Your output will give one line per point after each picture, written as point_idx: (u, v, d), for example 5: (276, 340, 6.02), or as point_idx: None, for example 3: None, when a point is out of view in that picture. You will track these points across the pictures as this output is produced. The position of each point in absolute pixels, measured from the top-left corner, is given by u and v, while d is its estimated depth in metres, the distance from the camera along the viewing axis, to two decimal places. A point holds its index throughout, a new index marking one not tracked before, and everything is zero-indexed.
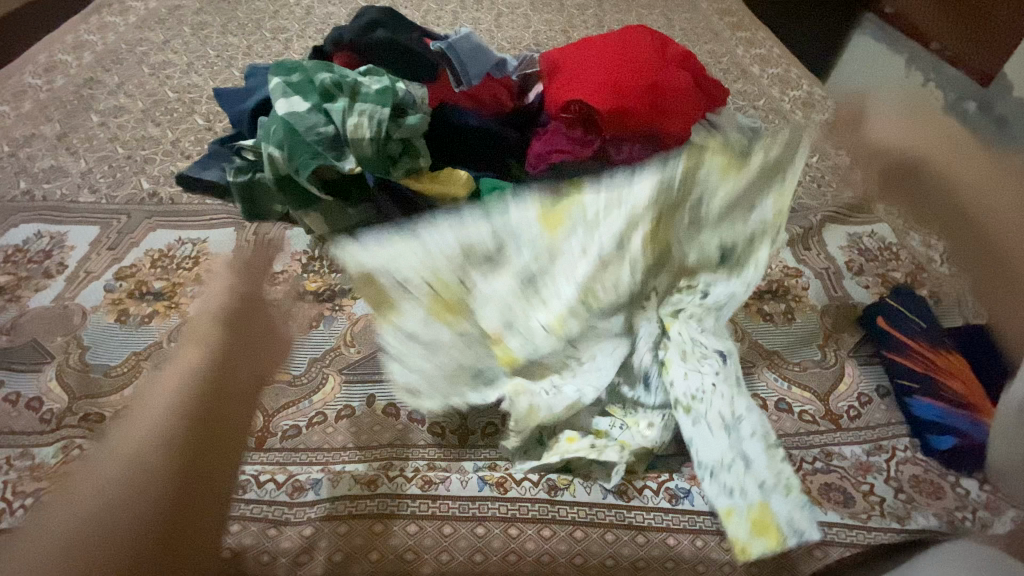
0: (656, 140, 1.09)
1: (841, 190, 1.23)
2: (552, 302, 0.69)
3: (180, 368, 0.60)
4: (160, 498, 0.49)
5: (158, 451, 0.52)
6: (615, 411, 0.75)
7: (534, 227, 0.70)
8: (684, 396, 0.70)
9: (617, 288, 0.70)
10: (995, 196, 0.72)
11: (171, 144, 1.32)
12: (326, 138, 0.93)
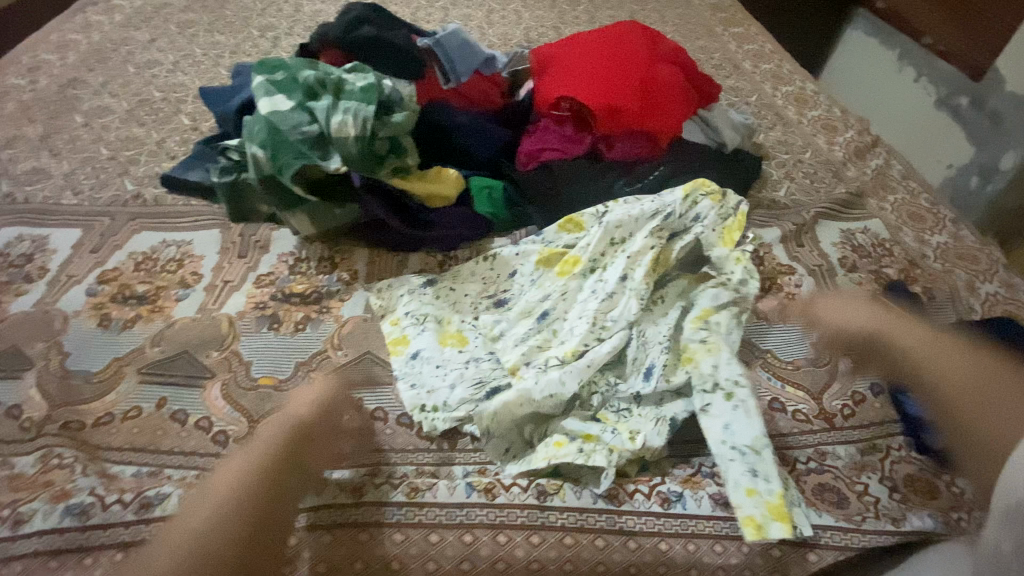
0: (648, 137, 1.08)
1: (834, 186, 1.23)
2: (569, 348, 0.79)
3: (272, 433, 0.69)
4: (228, 546, 0.57)
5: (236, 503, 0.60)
6: (608, 414, 0.76)
7: (570, 325, 0.82)
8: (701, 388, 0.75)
9: (630, 345, 0.80)
10: (945, 362, 0.73)
11: (156, 144, 1.30)
12: (310, 137, 0.92)
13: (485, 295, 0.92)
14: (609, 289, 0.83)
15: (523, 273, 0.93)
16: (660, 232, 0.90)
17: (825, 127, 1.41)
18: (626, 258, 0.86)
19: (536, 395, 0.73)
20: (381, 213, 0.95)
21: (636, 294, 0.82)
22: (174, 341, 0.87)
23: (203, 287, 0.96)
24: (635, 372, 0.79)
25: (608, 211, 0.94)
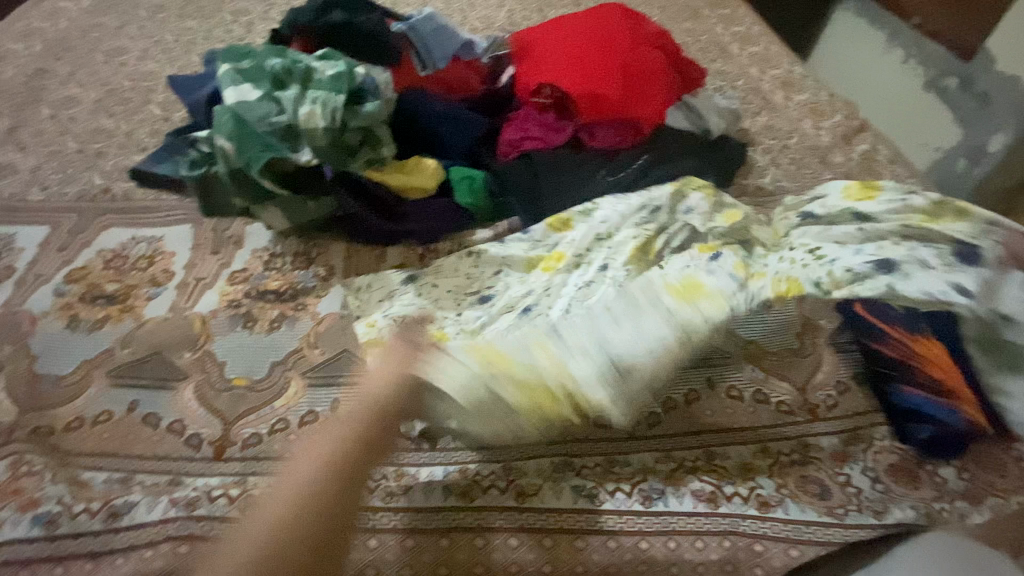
0: (630, 126, 1.05)
1: (821, 172, 1.22)
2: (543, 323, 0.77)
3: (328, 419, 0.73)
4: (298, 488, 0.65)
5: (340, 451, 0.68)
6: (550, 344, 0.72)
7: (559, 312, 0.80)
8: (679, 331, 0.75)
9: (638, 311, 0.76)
10: None
11: (126, 136, 1.26)
12: (279, 128, 0.89)
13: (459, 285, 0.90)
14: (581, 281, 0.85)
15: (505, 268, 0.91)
16: (645, 224, 0.91)
17: (813, 111, 1.39)
18: (609, 250, 0.88)
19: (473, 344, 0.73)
20: (356, 206, 0.93)
21: (616, 279, 0.82)
22: (144, 342, 0.85)
23: (175, 285, 0.93)
24: (606, 316, 0.76)
25: (597, 212, 0.94)
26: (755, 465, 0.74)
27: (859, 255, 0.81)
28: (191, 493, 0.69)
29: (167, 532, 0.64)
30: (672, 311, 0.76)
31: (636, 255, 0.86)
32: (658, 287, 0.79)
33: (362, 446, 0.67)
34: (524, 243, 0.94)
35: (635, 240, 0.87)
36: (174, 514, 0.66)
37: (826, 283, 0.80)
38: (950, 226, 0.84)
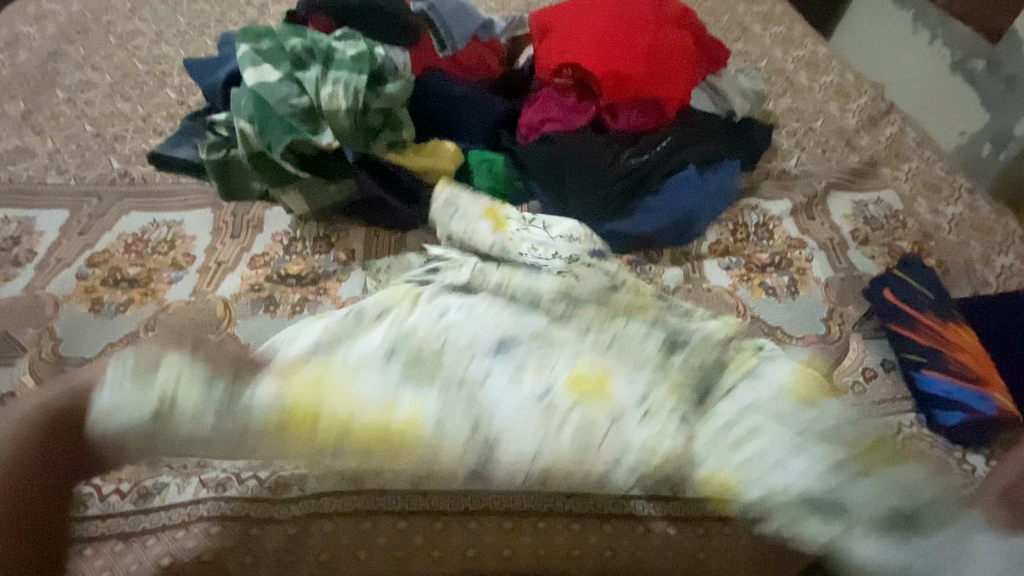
0: (654, 106, 1.03)
1: (847, 155, 1.19)
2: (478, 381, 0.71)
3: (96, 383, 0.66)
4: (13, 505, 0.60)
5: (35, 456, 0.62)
6: (455, 428, 0.67)
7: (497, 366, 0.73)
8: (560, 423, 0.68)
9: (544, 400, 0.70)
10: None
11: (142, 120, 1.25)
12: (301, 110, 0.88)
13: (470, 261, 0.86)
14: (508, 349, 0.74)
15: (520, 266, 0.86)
16: (605, 342, 0.76)
17: (838, 93, 1.35)
18: (566, 341, 0.76)
19: (404, 372, 0.70)
20: (377, 189, 0.93)
21: (545, 361, 0.73)
22: (168, 325, 0.85)
23: (196, 269, 0.93)
24: (516, 388, 0.71)
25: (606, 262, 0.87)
26: None
27: (800, 462, 0.67)
28: (219, 474, 0.71)
29: (200, 512, 0.67)
30: (558, 408, 0.69)
31: (570, 378, 0.72)
32: (593, 359, 0.74)
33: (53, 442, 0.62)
34: (526, 284, 0.82)
35: (579, 364, 0.73)
36: (204, 495, 0.69)
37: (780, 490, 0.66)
38: (921, 490, 0.65)
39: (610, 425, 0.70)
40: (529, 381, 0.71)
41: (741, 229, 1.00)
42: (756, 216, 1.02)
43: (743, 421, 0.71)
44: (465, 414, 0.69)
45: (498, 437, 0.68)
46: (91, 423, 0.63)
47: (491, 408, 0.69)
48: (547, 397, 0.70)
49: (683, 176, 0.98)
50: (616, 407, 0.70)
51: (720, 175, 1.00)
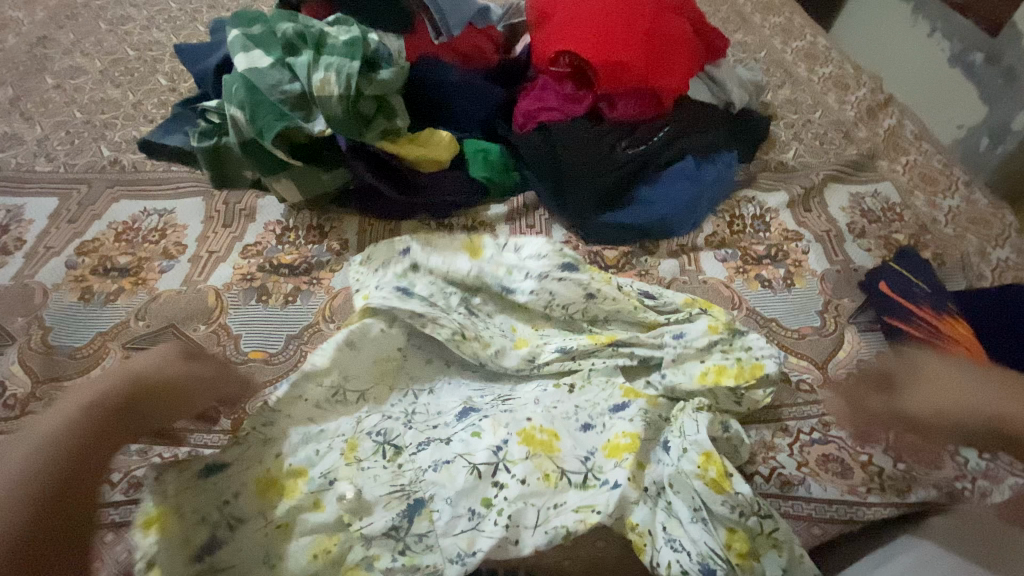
0: (651, 96, 1.02)
1: (845, 147, 1.19)
2: (417, 452, 0.65)
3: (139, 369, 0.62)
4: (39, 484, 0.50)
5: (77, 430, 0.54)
6: (383, 551, 0.59)
7: (458, 428, 0.68)
8: (498, 509, 0.60)
9: (500, 468, 0.63)
10: None
11: (133, 107, 1.23)
12: (293, 97, 0.86)
13: (452, 299, 0.79)
14: (464, 420, 0.69)
15: (493, 292, 0.81)
16: (569, 386, 0.74)
17: (837, 85, 1.34)
18: (528, 402, 0.71)
19: (338, 457, 0.64)
20: (371, 179, 0.91)
21: (500, 421, 0.67)
22: (159, 314, 0.84)
23: (187, 258, 0.92)
24: (456, 471, 0.63)
25: (568, 276, 0.80)
26: (776, 444, 0.73)
27: (691, 537, 0.61)
28: None
29: None
30: (505, 487, 0.62)
31: (520, 436, 0.66)
32: (549, 415, 0.69)
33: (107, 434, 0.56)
34: (494, 328, 0.79)
35: (529, 423, 0.67)
36: None
37: (723, 531, 0.62)
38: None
39: (556, 509, 0.61)
40: (474, 454, 0.64)
41: (738, 222, 0.99)
42: (752, 208, 1.02)
43: (678, 488, 0.64)
44: (396, 511, 0.61)
45: (428, 533, 0.59)
46: (146, 393, 0.60)
47: (423, 494, 0.62)
48: (486, 470, 0.63)
49: (680, 166, 0.98)
50: (562, 480, 0.63)
51: (717, 166, 1.00)
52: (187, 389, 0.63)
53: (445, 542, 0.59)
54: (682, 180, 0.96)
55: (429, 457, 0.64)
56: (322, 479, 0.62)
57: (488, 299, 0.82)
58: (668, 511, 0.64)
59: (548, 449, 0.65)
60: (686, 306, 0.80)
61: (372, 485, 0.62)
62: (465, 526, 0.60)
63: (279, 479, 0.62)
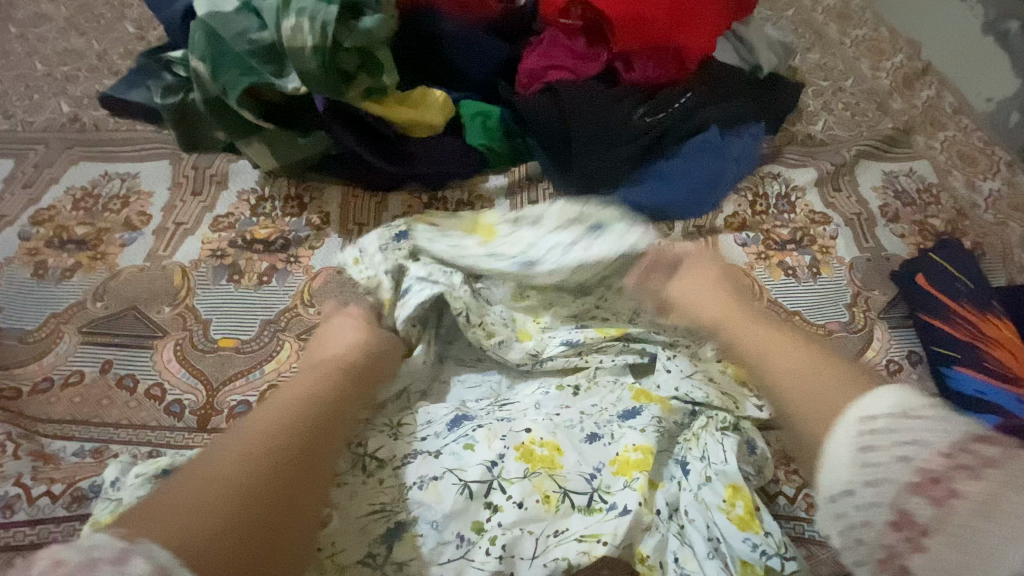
0: (674, 57, 0.90)
1: (879, 120, 1.08)
2: (400, 469, 0.57)
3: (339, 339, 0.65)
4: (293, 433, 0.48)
5: (321, 392, 0.55)
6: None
7: (446, 436, 0.60)
8: (491, 536, 0.53)
9: (494, 487, 0.56)
10: (778, 347, 0.56)
11: (97, 58, 1.11)
12: (260, 48, 0.76)
13: (455, 277, 0.69)
14: (455, 430, 0.61)
15: (499, 275, 0.72)
16: (573, 388, 0.68)
17: (871, 50, 1.22)
18: (528, 408, 0.64)
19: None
20: (356, 145, 0.81)
21: (496, 432, 0.59)
22: (120, 295, 0.76)
23: (152, 231, 0.83)
24: (445, 489, 0.55)
25: (596, 248, 0.71)
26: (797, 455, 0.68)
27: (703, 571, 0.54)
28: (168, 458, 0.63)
29: None
30: (503, 511, 0.55)
31: (518, 451, 0.58)
32: (549, 425, 0.61)
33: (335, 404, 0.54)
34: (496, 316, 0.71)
35: (528, 436, 0.59)
36: None
37: (740, 564, 0.56)
38: None
39: (557, 538, 0.54)
40: (467, 470, 0.56)
41: (762, 201, 0.90)
42: (778, 186, 0.92)
43: (693, 514, 0.58)
44: (375, 537, 0.54)
45: (409, 562, 0.52)
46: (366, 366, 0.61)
47: (407, 520, 0.54)
48: (479, 488, 0.55)
49: (703, 138, 0.87)
50: (565, 505, 0.56)
51: (742, 139, 0.89)
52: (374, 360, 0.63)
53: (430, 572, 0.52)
54: (706, 155, 0.86)
55: (415, 471, 0.57)
56: None
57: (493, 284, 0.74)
58: (680, 538, 0.57)
59: (547, 464, 0.58)
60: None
61: (349, 505, 0.55)
62: (452, 554, 0.53)
63: None
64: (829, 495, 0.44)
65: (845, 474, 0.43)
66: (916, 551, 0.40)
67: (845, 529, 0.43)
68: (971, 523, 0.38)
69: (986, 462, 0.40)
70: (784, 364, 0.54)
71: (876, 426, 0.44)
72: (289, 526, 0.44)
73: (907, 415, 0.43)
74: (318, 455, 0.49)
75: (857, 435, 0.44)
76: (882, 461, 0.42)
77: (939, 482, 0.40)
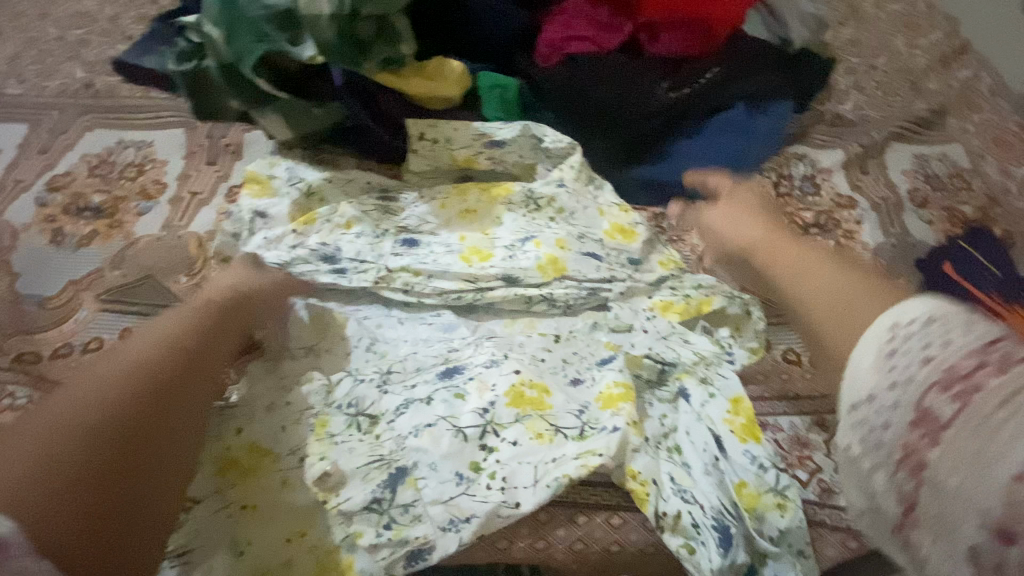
0: (702, 29, 0.87)
1: (913, 100, 1.03)
2: (390, 405, 0.58)
3: (177, 315, 0.56)
4: (117, 408, 0.45)
5: (166, 355, 0.51)
6: (365, 527, 0.51)
7: (442, 383, 0.59)
8: (491, 472, 0.53)
9: (499, 418, 0.56)
10: (808, 283, 0.49)
11: (109, 21, 1.09)
12: (275, 14, 0.74)
13: (384, 244, 0.72)
14: (446, 379, 0.59)
15: (424, 231, 0.75)
16: (555, 335, 0.67)
17: (907, 25, 1.17)
18: (512, 345, 0.64)
19: (303, 432, 0.56)
20: (368, 121, 0.79)
21: (486, 381, 0.58)
22: (136, 263, 0.77)
23: (168, 200, 0.83)
24: (439, 434, 0.55)
25: (537, 191, 0.76)
26: (811, 440, 0.66)
27: (706, 493, 0.54)
28: None
29: None
30: (519, 441, 0.55)
31: (508, 396, 0.57)
32: (536, 369, 0.60)
33: (189, 361, 0.52)
34: (437, 246, 0.72)
35: (518, 377, 0.58)
36: None
37: (735, 486, 0.55)
38: (772, 521, 0.54)
39: (556, 463, 0.53)
40: (460, 417, 0.56)
41: (786, 183, 0.88)
42: (803, 167, 0.90)
43: (692, 433, 0.58)
44: (377, 483, 0.53)
45: (414, 503, 0.52)
46: (215, 340, 0.56)
47: (406, 467, 0.53)
48: (474, 432, 0.55)
49: (728, 116, 0.85)
50: (558, 436, 0.55)
51: (769, 117, 0.87)
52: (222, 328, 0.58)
53: (434, 510, 0.52)
54: (732, 134, 0.84)
55: (429, 415, 0.56)
56: (293, 457, 0.55)
57: (419, 221, 0.76)
58: (675, 462, 0.57)
59: (530, 388, 0.58)
60: (608, 236, 0.74)
61: (349, 426, 0.57)
62: (453, 492, 0.52)
63: (240, 460, 0.55)
64: (848, 403, 0.37)
65: (869, 381, 0.36)
66: (933, 446, 0.32)
67: (865, 439, 0.35)
68: (992, 415, 0.30)
69: (1011, 357, 0.31)
70: (831, 308, 0.45)
71: (907, 332, 0.36)
72: (163, 469, 0.46)
73: (932, 319, 0.35)
74: (172, 421, 0.48)
75: (882, 342, 0.37)
76: (907, 364, 0.35)
77: (959, 376, 0.32)
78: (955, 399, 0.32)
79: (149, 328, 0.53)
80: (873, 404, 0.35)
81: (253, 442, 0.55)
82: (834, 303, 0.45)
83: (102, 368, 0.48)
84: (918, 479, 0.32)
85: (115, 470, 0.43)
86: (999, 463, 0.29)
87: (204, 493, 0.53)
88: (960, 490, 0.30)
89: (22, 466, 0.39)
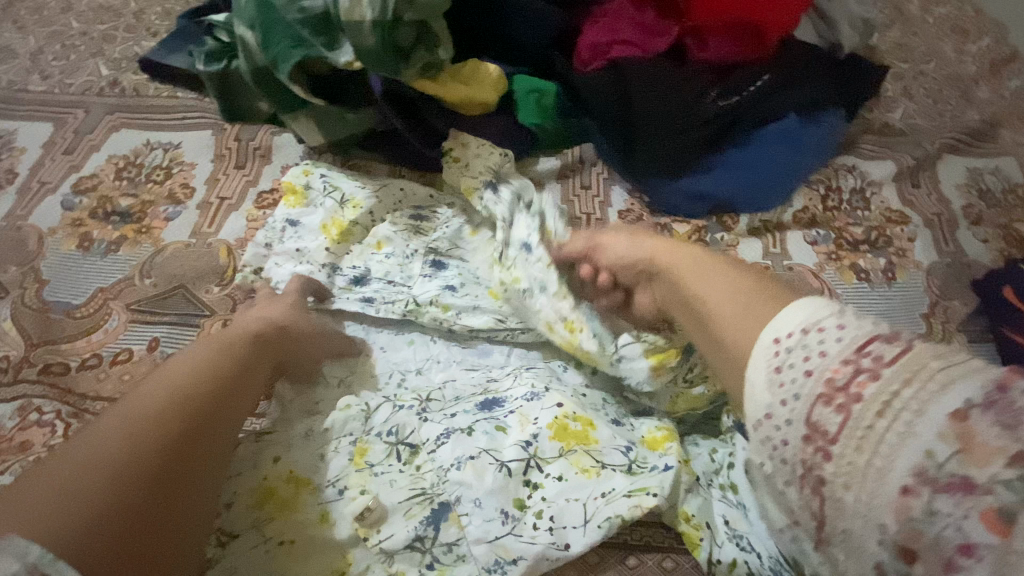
0: (753, 34, 0.83)
1: (963, 109, 0.98)
2: (428, 436, 0.56)
3: (213, 338, 0.54)
4: (152, 447, 0.44)
5: (203, 387, 0.49)
6: (407, 567, 0.50)
7: (483, 415, 0.56)
8: (535, 512, 0.51)
9: (541, 457, 0.53)
10: (702, 279, 0.49)
11: (134, 16, 1.06)
12: (313, 17, 0.71)
13: (414, 264, 0.71)
14: (486, 412, 0.57)
15: (461, 254, 0.72)
16: (592, 366, 0.64)
17: (955, 30, 1.11)
18: (551, 377, 0.61)
19: (342, 461, 0.54)
20: (400, 125, 0.78)
21: (528, 414, 0.55)
22: (165, 272, 0.75)
23: (196, 205, 0.81)
24: (482, 468, 0.52)
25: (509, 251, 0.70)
26: None
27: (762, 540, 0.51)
28: None
29: None
30: (564, 478, 0.52)
31: (552, 429, 0.54)
32: (580, 401, 0.57)
33: (227, 392, 0.50)
34: (466, 271, 0.71)
35: (561, 410, 0.55)
36: None
37: None
38: None
39: (605, 499, 0.51)
40: (503, 450, 0.53)
41: (835, 195, 0.84)
42: (852, 179, 0.86)
43: None
44: (419, 519, 0.51)
45: (458, 542, 0.50)
46: (253, 370, 0.54)
47: (450, 502, 0.52)
48: (517, 467, 0.52)
49: (778, 128, 0.81)
50: (606, 470, 0.53)
51: (820, 129, 0.83)
52: (260, 354, 0.56)
53: (479, 550, 0.50)
54: (780, 149, 0.81)
55: (472, 448, 0.54)
56: (330, 489, 0.53)
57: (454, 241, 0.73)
58: (727, 503, 0.54)
59: (574, 422, 0.55)
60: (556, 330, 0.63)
61: (390, 457, 0.55)
62: (499, 531, 0.50)
63: (279, 491, 0.53)
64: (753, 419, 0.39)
65: (763, 400, 0.39)
66: (827, 461, 0.35)
67: (772, 456, 0.38)
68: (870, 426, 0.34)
69: (879, 360, 0.35)
70: (727, 305, 0.45)
71: (789, 347, 0.39)
72: (191, 515, 0.45)
73: (817, 328, 0.38)
74: (206, 462, 0.47)
75: (772, 355, 0.39)
76: (794, 379, 0.37)
77: (836, 390, 0.35)
78: (838, 411, 0.35)
79: (187, 352, 0.52)
80: (773, 420, 0.38)
81: (292, 475, 0.53)
82: (725, 297, 0.46)
83: (138, 397, 0.46)
84: (819, 496, 0.35)
85: (146, 518, 0.42)
86: (884, 481, 0.32)
87: (241, 527, 0.51)
88: (858, 508, 0.33)
89: (60, 508, 0.39)
